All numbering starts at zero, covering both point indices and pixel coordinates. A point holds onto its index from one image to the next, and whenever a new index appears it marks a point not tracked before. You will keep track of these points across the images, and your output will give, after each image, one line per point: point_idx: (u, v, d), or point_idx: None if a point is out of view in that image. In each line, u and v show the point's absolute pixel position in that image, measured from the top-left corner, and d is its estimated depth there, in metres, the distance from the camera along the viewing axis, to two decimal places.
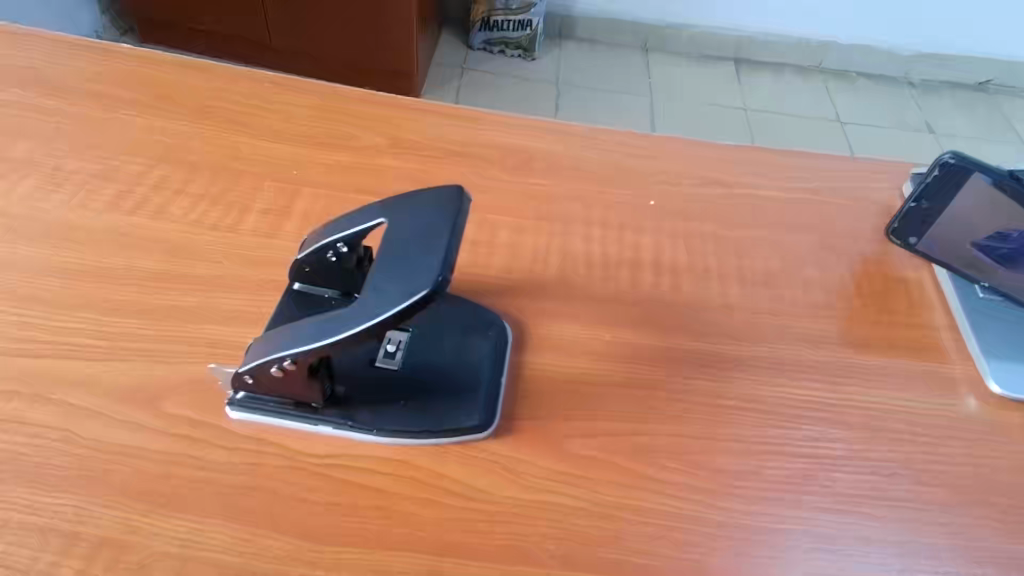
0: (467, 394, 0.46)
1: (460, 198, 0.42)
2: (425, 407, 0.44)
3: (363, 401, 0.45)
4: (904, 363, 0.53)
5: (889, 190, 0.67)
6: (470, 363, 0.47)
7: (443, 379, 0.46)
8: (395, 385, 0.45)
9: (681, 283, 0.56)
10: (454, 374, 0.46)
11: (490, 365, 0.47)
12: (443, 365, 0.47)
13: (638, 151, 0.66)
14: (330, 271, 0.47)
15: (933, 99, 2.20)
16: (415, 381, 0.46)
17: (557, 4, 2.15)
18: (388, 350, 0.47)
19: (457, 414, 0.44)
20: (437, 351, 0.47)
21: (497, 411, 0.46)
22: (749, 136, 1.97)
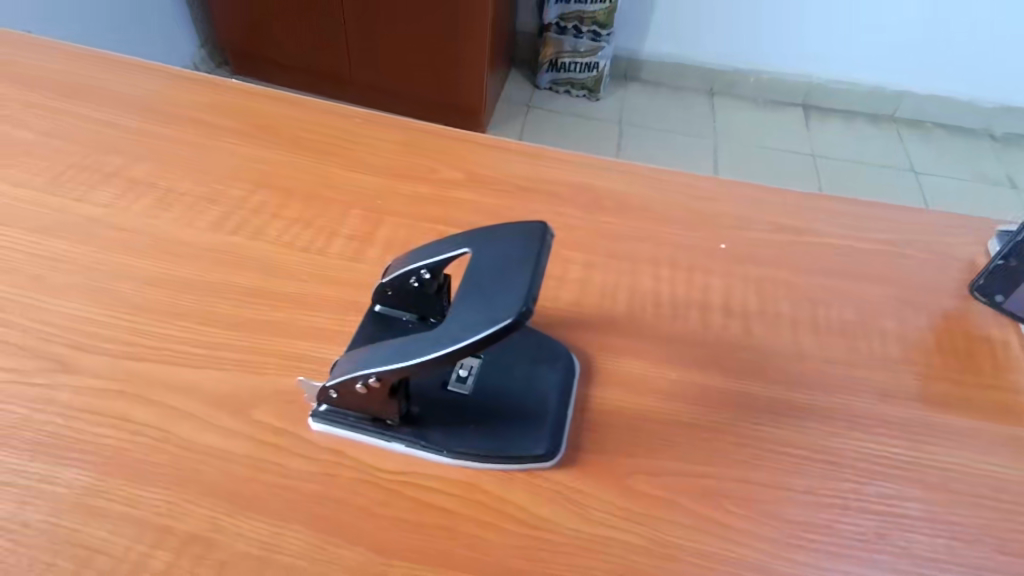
0: (534, 422, 0.46)
1: (544, 232, 0.44)
2: (494, 432, 0.46)
3: (434, 420, 0.46)
4: (989, 425, 0.51)
5: (972, 246, 0.65)
6: (539, 392, 0.48)
7: (512, 406, 0.47)
8: (466, 409, 0.47)
9: (750, 327, 0.56)
10: (522, 402, 0.48)
11: (558, 393, 0.48)
12: (511, 393, 0.48)
13: (708, 195, 0.67)
14: (410, 294, 0.49)
15: (1016, 153, 2.11)
16: (485, 406, 0.47)
17: (623, 48, 2.19)
18: (460, 374, 0.49)
19: (526, 440, 0.45)
20: (508, 378, 0.49)
21: (563, 440, 0.46)
22: (816, 183, 1.94)
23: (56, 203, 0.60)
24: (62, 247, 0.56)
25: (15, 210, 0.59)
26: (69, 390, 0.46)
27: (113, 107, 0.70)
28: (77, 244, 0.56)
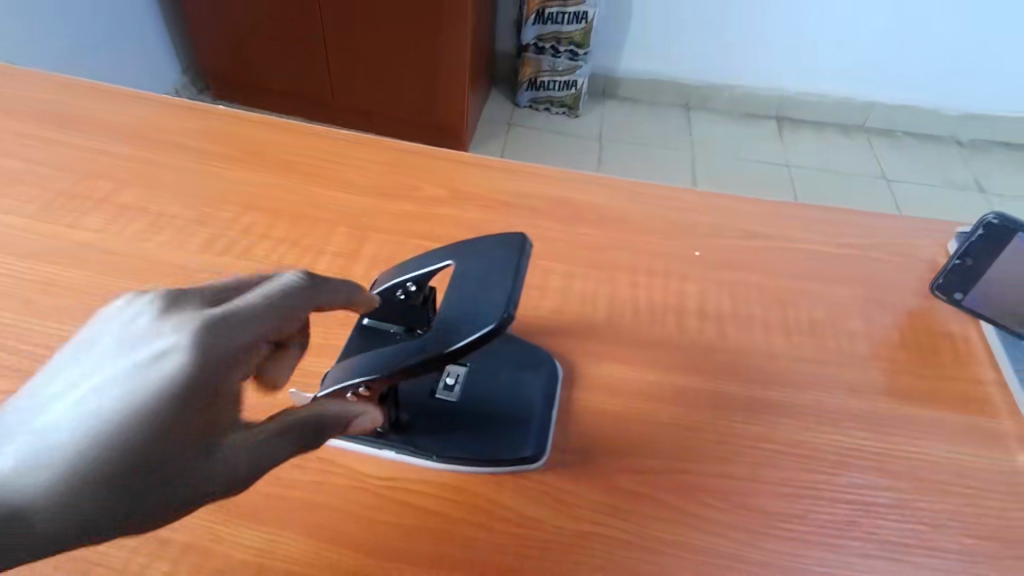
0: (521, 426, 0.48)
1: (523, 243, 0.46)
2: (480, 433, 0.47)
3: (421, 424, 0.48)
4: (952, 416, 0.54)
5: (933, 247, 0.68)
6: (524, 397, 0.50)
7: (498, 410, 0.49)
8: (453, 414, 0.48)
9: (725, 330, 0.58)
10: (506, 403, 0.49)
11: (539, 394, 0.50)
12: (497, 398, 0.50)
13: (682, 206, 0.70)
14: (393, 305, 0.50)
15: (983, 158, 2.19)
16: (469, 409, 0.49)
17: (601, 65, 2.25)
18: (447, 383, 0.50)
19: (513, 443, 0.47)
20: (493, 385, 0.50)
21: (546, 439, 0.48)
22: (791, 191, 2.00)
23: (47, 229, 0.61)
24: (54, 271, 0.57)
25: (7, 238, 0.60)
26: None
27: (101, 135, 0.71)
28: (69, 268, 0.58)
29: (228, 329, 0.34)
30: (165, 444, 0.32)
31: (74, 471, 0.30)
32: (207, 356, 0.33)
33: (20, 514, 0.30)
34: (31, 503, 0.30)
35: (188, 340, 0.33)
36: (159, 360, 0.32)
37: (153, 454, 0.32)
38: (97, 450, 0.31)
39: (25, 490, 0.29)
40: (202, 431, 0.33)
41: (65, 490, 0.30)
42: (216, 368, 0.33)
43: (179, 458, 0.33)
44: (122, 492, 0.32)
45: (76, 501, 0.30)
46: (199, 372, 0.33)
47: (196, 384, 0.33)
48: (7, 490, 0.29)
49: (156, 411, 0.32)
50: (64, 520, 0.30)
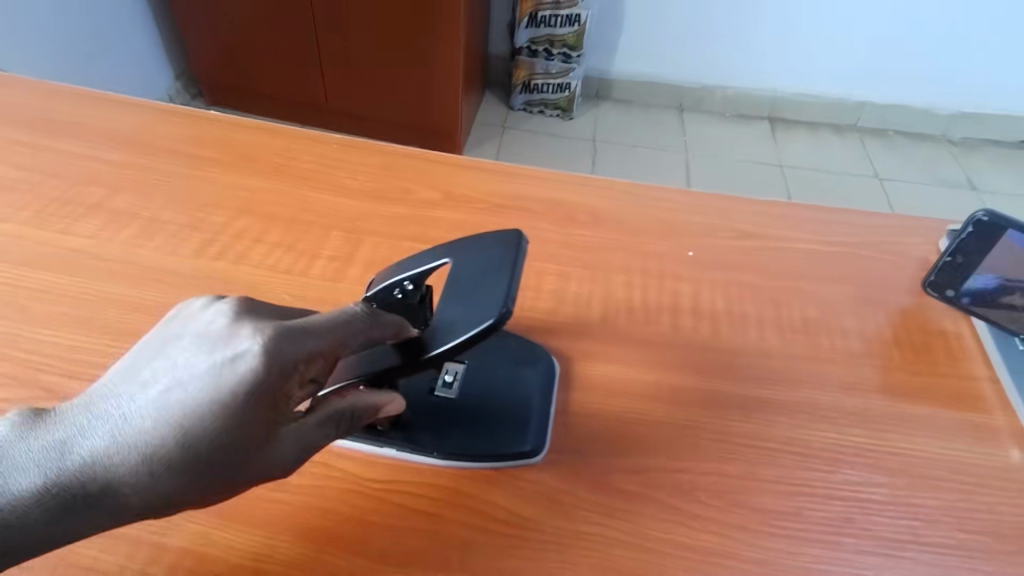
0: (520, 422, 0.49)
1: (519, 240, 0.46)
2: (480, 429, 0.48)
3: (422, 420, 0.48)
4: (945, 413, 0.54)
5: (924, 245, 0.69)
6: (522, 392, 0.50)
7: (497, 406, 0.49)
8: (452, 411, 0.49)
9: (719, 329, 0.59)
10: (506, 398, 0.50)
11: (537, 391, 0.51)
12: (495, 393, 0.50)
13: (675, 206, 0.70)
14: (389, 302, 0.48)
15: (974, 157, 2.20)
16: (470, 405, 0.49)
17: (594, 68, 2.25)
18: (446, 379, 0.50)
19: (512, 439, 0.48)
20: (492, 380, 0.51)
21: (545, 433, 0.49)
22: (785, 191, 2.01)
23: (39, 236, 0.61)
24: (47, 278, 0.57)
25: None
26: None
27: (93, 142, 0.71)
28: (62, 275, 0.58)
29: (292, 339, 0.38)
30: (229, 440, 0.35)
31: (152, 455, 0.34)
32: (272, 363, 0.37)
33: (111, 486, 0.35)
34: (121, 479, 0.35)
35: (260, 347, 0.37)
36: (233, 364, 0.36)
37: (220, 448, 0.35)
38: (172, 440, 0.35)
39: (117, 466, 0.34)
40: (264, 429, 0.37)
41: (148, 474, 0.35)
42: (278, 374, 0.37)
43: (243, 452, 0.36)
44: (193, 481, 0.36)
45: (154, 483, 0.35)
46: (264, 376, 0.36)
47: (260, 387, 0.36)
48: (104, 464, 0.35)
49: (223, 409, 0.35)
50: (145, 497, 0.35)
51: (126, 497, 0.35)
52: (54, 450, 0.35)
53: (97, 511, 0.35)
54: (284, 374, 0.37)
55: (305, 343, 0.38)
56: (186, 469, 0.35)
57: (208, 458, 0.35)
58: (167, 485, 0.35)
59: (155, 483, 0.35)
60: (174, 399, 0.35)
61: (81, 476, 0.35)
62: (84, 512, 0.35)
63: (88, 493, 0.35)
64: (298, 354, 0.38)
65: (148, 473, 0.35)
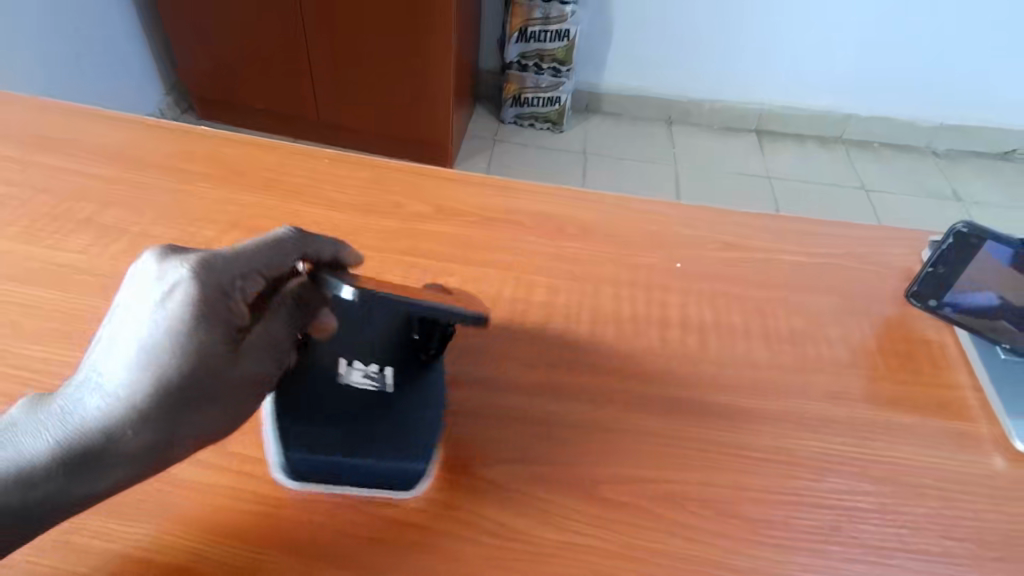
0: (396, 446, 0.47)
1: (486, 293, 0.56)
2: (304, 434, 0.46)
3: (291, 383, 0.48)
4: (931, 421, 0.55)
5: (908, 256, 0.70)
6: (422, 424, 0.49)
7: (389, 425, 0.48)
8: (333, 412, 0.47)
9: (707, 340, 0.59)
10: (382, 426, 0.47)
11: (408, 447, 0.47)
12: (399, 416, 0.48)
13: (662, 218, 0.71)
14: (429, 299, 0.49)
15: (958, 168, 2.24)
16: (328, 411, 0.47)
17: (584, 81, 2.28)
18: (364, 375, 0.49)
19: (368, 453, 0.46)
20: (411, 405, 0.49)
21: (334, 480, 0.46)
22: (774, 204, 2.03)
23: (28, 252, 0.61)
24: (35, 293, 0.57)
25: None
26: None
27: (82, 157, 0.71)
28: (51, 291, 0.58)
29: (220, 263, 0.40)
30: (199, 370, 0.39)
31: (134, 403, 0.38)
32: (208, 289, 0.39)
33: (109, 432, 0.38)
34: (115, 421, 0.38)
35: (189, 275, 0.39)
36: (170, 295, 0.39)
37: (191, 366, 0.39)
38: (146, 385, 0.38)
39: (109, 412, 0.38)
40: (226, 352, 0.40)
41: (139, 406, 0.38)
42: (218, 299, 0.40)
43: (212, 370, 0.40)
44: (181, 403, 0.39)
45: (145, 415, 0.38)
46: (204, 303, 0.39)
47: (206, 314, 0.39)
48: (97, 414, 0.38)
49: (183, 346, 0.38)
50: (146, 428, 0.39)
51: (129, 446, 0.39)
52: (54, 417, 0.39)
53: (108, 466, 0.39)
54: (223, 296, 0.40)
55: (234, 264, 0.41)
56: (170, 405, 0.39)
57: (188, 377, 0.39)
58: (163, 426, 0.39)
59: (149, 428, 0.39)
60: (133, 351, 0.38)
61: (81, 430, 0.38)
62: (97, 469, 0.39)
63: (94, 448, 0.38)
64: (229, 274, 0.40)
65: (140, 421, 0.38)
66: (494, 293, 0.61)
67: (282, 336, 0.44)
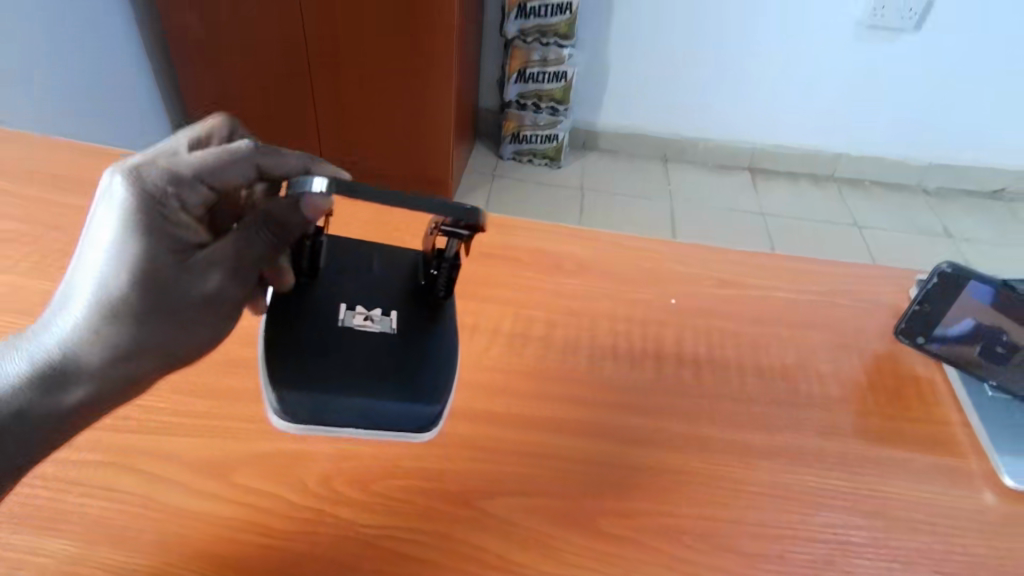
0: (391, 381, 0.49)
1: None
2: (298, 369, 0.48)
3: (289, 316, 0.51)
4: (921, 457, 0.56)
5: (896, 294, 0.72)
6: (417, 356, 0.51)
7: (385, 361, 0.50)
8: (329, 348, 0.49)
9: (702, 375, 0.61)
10: (377, 368, 0.49)
11: (410, 385, 0.49)
12: (392, 350, 0.51)
13: (657, 255, 0.73)
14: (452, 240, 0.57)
15: (948, 206, 2.29)
16: (328, 344, 0.50)
17: (581, 120, 2.33)
18: (361, 317, 0.52)
19: (363, 389, 0.48)
20: (405, 344, 0.51)
21: (327, 417, 0.47)
22: (768, 241, 2.06)
23: (39, 286, 0.63)
24: None
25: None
26: (57, 463, 0.49)
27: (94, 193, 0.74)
28: None
29: (156, 174, 0.42)
30: (149, 275, 0.42)
31: (97, 312, 0.41)
32: (143, 196, 0.41)
33: (80, 343, 0.41)
34: (84, 332, 0.41)
35: (125, 182, 0.41)
36: (111, 203, 0.41)
37: (143, 270, 0.42)
38: (103, 293, 0.41)
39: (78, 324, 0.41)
40: (171, 259, 0.43)
41: (102, 315, 0.41)
42: (155, 208, 0.42)
43: (165, 276, 0.43)
44: (139, 309, 0.42)
45: (111, 323, 0.42)
46: (139, 211, 0.41)
47: (144, 222, 0.41)
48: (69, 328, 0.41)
49: (125, 252, 0.41)
50: (111, 336, 0.42)
51: (98, 357, 0.42)
52: (32, 336, 0.42)
53: (83, 376, 0.42)
54: (157, 204, 0.42)
55: (171, 174, 0.42)
56: (129, 311, 0.42)
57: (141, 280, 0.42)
58: (120, 337, 0.42)
59: (108, 339, 0.42)
60: (81, 263, 0.41)
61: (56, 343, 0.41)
62: (71, 384, 0.42)
63: (68, 359, 0.41)
64: (163, 183, 0.42)
65: (99, 332, 0.41)
66: (493, 327, 0.63)
67: (242, 251, 0.46)
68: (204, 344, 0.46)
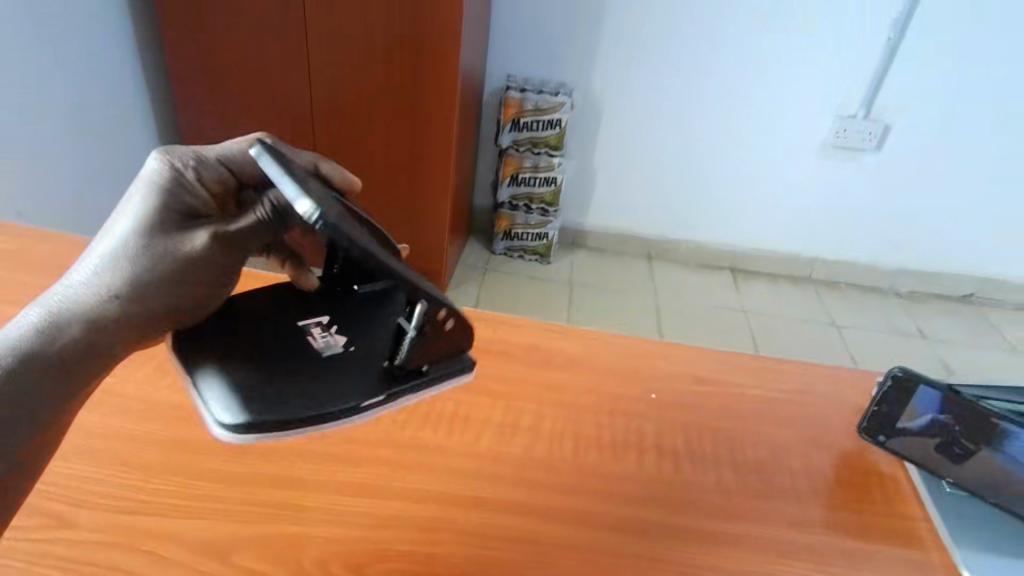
0: (297, 373, 0.49)
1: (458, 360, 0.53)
2: (221, 344, 0.50)
3: (255, 304, 0.55)
4: (886, 550, 0.59)
5: (860, 394, 0.77)
6: (340, 376, 0.50)
7: (306, 362, 0.50)
8: (257, 343, 0.51)
9: (680, 465, 0.65)
10: (291, 365, 0.50)
11: (307, 385, 0.48)
12: (321, 362, 0.51)
13: (639, 352, 0.79)
14: (462, 338, 0.51)
15: (921, 309, 2.39)
16: (266, 339, 0.52)
17: (570, 220, 2.47)
18: (316, 334, 0.53)
19: (260, 370, 0.48)
20: (337, 363, 0.51)
21: (201, 364, 0.48)
22: (750, 338, 2.13)
23: None
24: None
25: None
26: (65, 543, 0.51)
27: None
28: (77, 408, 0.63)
29: (183, 155, 0.51)
30: (159, 228, 0.48)
31: (112, 258, 0.47)
32: (168, 169, 0.50)
33: (93, 287, 0.46)
34: (98, 276, 0.46)
35: (156, 160, 0.50)
36: (140, 175, 0.49)
37: (157, 223, 0.48)
38: (120, 243, 0.47)
39: (93, 270, 0.46)
40: (182, 219, 0.49)
41: (116, 261, 0.47)
42: (174, 173, 0.50)
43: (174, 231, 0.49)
44: (148, 257, 0.47)
45: (122, 268, 0.47)
46: (164, 177, 0.49)
47: (166, 185, 0.49)
48: (85, 274, 0.46)
49: (141, 207, 0.48)
50: (121, 280, 0.47)
51: (107, 300, 0.46)
52: (51, 288, 0.47)
53: (91, 318, 0.46)
54: (178, 173, 0.50)
55: (197, 156, 0.52)
56: (138, 256, 0.47)
57: (152, 232, 0.48)
58: (124, 278, 0.47)
59: (111, 281, 0.46)
60: (108, 220, 0.48)
61: (72, 288, 0.46)
62: (79, 326, 0.45)
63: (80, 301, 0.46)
64: (188, 161, 0.51)
65: (107, 272, 0.47)
66: (485, 418, 0.67)
67: (244, 222, 0.51)
68: (193, 308, 0.50)
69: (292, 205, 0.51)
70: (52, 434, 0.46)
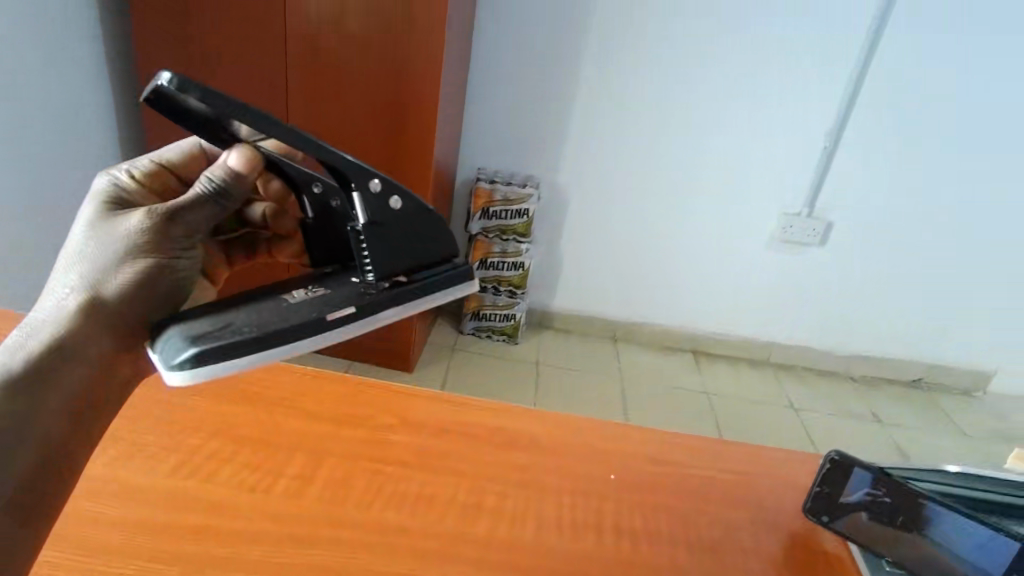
0: (273, 315, 0.59)
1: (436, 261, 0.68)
2: (205, 308, 0.60)
3: (239, 297, 0.63)
4: None
5: (805, 476, 0.82)
6: (310, 310, 0.60)
7: (280, 309, 0.60)
8: (236, 303, 0.61)
9: (638, 545, 0.67)
10: (269, 310, 0.60)
11: (284, 317, 0.58)
12: (294, 305, 0.61)
13: (598, 433, 0.82)
14: (427, 234, 0.67)
15: (874, 393, 2.49)
16: (246, 299, 0.62)
17: (538, 302, 2.54)
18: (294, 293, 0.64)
19: (238, 318, 0.58)
20: (309, 304, 0.61)
21: (175, 323, 0.57)
22: (712, 420, 2.18)
23: None
24: None
25: None
26: None
27: None
28: None
29: (113, 187, 0.63)
30: (107, 228, 0.58)
31: (73, 262, 0.56)
32: (105, 198, 0.62)
33: (64, 290, 0.55)
34: (66, 280, 0.55)
35: (89, 195, 0.62)
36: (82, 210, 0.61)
37: (103, 227, 0.58)
38: (75, 251, 0.57)
39: (63, 278, 0.55)
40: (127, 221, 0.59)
41: (74, 262, 0.56)
42: (110, 200, 0.62)
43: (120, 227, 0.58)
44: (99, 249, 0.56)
45: (83, 263, 0.56)
46: (102, 202, 0.61)
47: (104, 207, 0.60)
48: (56, 286, 0.55)
49: (89, 223, 0.58)
50: (83, 274, 0.55)
51: (77, 293, 0.55)
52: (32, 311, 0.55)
53: (67, 313, 0.54)
54: (113, 197, 0.62)
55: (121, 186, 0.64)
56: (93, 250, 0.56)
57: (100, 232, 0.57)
58: (84, 271, 0.55)
59: (76, 278, 0.55)
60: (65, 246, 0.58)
61: (52, 299, 0.55)
62: (61, 324, 0.53)
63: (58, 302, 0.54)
64: (118, 189, 0.63)
65: (74, 263, 0.56)
66: (449, 498, 0.69)
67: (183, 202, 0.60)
68: (156, 277, 0.58)
69: (230, 177, 0.62)
70: (58, 440, 0.52)
